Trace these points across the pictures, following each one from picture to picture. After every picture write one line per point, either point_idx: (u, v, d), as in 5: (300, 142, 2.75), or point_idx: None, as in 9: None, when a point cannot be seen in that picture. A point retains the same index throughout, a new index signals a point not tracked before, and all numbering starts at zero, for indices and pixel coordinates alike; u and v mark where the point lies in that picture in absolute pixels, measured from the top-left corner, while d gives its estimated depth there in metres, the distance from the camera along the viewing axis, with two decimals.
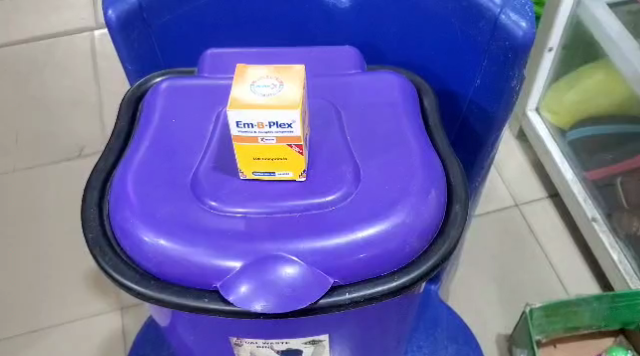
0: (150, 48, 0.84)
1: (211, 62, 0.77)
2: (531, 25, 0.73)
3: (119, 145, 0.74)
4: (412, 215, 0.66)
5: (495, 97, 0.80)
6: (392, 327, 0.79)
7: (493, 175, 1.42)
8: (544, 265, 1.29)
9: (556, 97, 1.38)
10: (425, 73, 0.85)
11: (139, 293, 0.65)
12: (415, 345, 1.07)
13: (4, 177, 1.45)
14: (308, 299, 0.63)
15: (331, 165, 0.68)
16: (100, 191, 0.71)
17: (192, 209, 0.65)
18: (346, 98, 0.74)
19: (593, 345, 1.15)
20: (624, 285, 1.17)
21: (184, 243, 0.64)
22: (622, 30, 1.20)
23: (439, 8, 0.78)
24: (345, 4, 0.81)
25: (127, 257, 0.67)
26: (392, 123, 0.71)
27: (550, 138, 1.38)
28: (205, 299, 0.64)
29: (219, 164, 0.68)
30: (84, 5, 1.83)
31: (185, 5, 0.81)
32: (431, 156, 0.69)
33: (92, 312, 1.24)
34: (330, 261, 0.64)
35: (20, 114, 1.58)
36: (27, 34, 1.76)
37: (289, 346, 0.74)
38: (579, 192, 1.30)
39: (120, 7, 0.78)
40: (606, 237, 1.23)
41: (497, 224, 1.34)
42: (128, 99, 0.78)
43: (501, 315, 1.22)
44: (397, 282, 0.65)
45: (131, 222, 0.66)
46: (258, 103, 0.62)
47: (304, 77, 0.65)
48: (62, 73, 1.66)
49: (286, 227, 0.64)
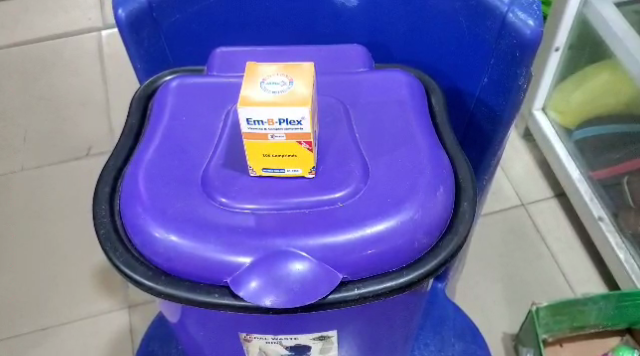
0: (160, 48, 0.84)
1: (220, 60, 0.78)
2: (539, 23, 0.73)
3: (129, 142, 0.74)
4: (420, 213, 0.66)
5: (502, 95, 0.80)
6: (399, 324, 0.79)
7: (499, 175, 1.42)
8: (550, 264, 1.28)
9: (563, 97, 1.38)
10: (433, 71, 0.85)
11: (149, 288, 0.66)
12: (421, 343, 1.07)
13: (11, 176, 1.46)
14: (316, 295, 0.63)
15: (340, 163, 0.68)
16: (111, 188, 0.71)
17: (203, 206, 0.66)
18: (354, 96, 0.74)
19: (600, 344, 1.15)
20: (631, 285, 1.17)
21: (194, 240, 0.64)
22: (628, 29, 1.21)
23: (448, 7, 0.78)
24: (354, 4, 0.81)
25: (137, 254, 0.67)
26: (401, 121, 0.71)
27: (557, 139, 1.38)
28: (215, 294, 0.65)
29: (228, 161, 0.68)
30: (90, 6, 1.83)
31: (194, 4, 0.81)
32: (439, 154, 0.70)
33: (98, 311, 1.25)
34: (339, 257, 0.64)
35: (27, 114, 1.59)
36: (35, 35, 1.77)
37: (297, 342, 0.74)
38: (586, 192, 1.29)
39: (130, 5, 0.79)
40: (613, 237, 1.22)
41: (503, 224, 1.34)
42: (138, 97, 0.78)
43: (506, 315, 1.22)
44: (405, 278, 0.65)
45: (142, 219, 0.66)
46: (269, 101, 0.62)
47: (314, 75, 0.65)
48: (69, 74, 1.67)
49: (295, 223, 0.64)
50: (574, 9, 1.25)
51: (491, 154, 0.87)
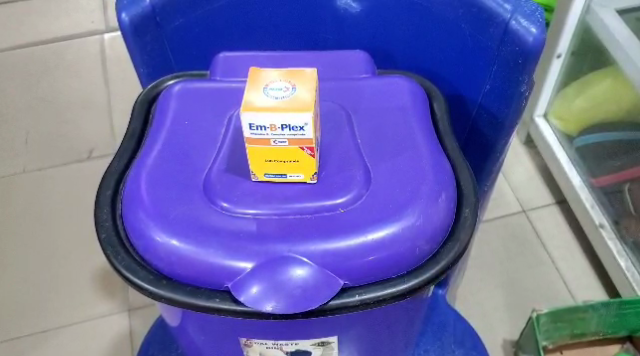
0: (162, 52, 0.84)
1: (223, 66, 0.78)
2: (541, 31, 0.73)
3: (132, 146, 0.74)
4: (422, 218, 0.66)
5: (504, 102, 0.80)
6: (400, 331, 0.79)
7: (500, 181, 1.42)
8: (550, 270, 1.28)
9: (564, 104, 1.38)
10: (435, 77, 0.85)
11: (150, 293, 0.66)
12: (421, 348, 1.07)
13: (13, 177, 1.46)
14: (318, 300, 0.63)
15: (342, 168, 0.68)
16: (113, 192, 0.71)
17: (205, 211, 0.66)
18: (357, 102, 0.74)
19: (600, 351, 1.15)
20: (631, 292, 1.17)
21: (195, 245, 0.64)
22: (628, 33, 1.21)
23: (450, 13, 0.78)
24: (356, 9, 0.82)
25: (139, 258, 0.67)
26: (403, 127, 0.71)
27: (557, 145, 1.38)
28: (217, 299, 0.64)
29: (231, 165, 0.69)
30: (94, 8, 1.84)
31: (198, 9, 0.82)
32: (442, 160, 0.70)
33: (98, 314, 1.25)
34: (340, 263, 0.64)
35: (30, 116, 1.59)
36: (38, 36, 1.77)
37: (298, 347, 0.74)
38: (586, 199, 1.29)
39: (133, 10, 0.79)
40: (613, 244, 1.22)
41: (504, 230, 1.34)
42: (141, 101, 0.78)
43: (507, 321, 1.22)
44: (407, 284, 0.65)
45: (144, 223, 0.66)
46: (272, 106, 0.63)
47: (316, 80, 0.65)
48: (72, 75, 1.67)
49: (297, 229, 0.64)
50: (576, 16, 1.26)
51: (492, 162, 0.87)
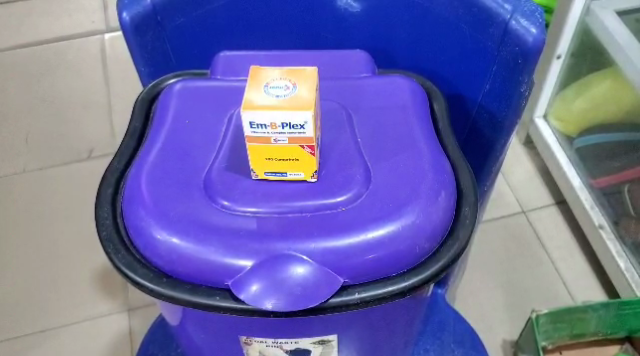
0: (163, 51, 0.84)
1: (224, 65, 0.78)
2: (541, 31, 0.73)
3: (132, 144, 0.74)
4: (421, 217, 0.66)
5: (504, 101, 0.80)
6: (399, 330, 0.79)
7: (500, 182, 1.42)
8: (550, 271, 1.28)
9: (564, 105, 1.38)
10: (436, 77, 0.85)
11: (150, 290, 0.66)
12: (421, 348, 1.07)
13: (14, 177, 1.46)
14: (317, 298, 0.63)
15: (342, 166, 0.68)
16: (114, 190, 0.71)
17: (205, 209, 0.66)
18: (357, 101, 0.74)
19: (599, 352, 1.15)
20: (631, 292, 1.17)
21: (195, 243, 0.64)
22: (628, 35, 1.21)
23: (450, 13, 0.78)
24: (357, 9, 0.82)
25: (139, 256, 0.67)
26: (403, 126, 0.72)
27: (557, 146, 1.38)
28: (217, 297, 0.65)
29: (231, 164, 0.69)
30: (95, 8, 1.84)
31: (198, 8, 0.82)
32: (442, 159, 0.70)
33: (98, 313, 1.25)
34: (340, 261, 0.64)
35: (30, 115, 1.59)
36: (39, 36, 1.77)
37: (298, 346, 0.74)
38: (586, 200, 1.29)
39: (134, 9, 0.79)
40: (613, 245, 1.22)
41: (504, 230, 1.34)
42: (142, 100, 0.78)
43: (506, 321, 1.22)
44: (406, 283, 0.65)
45: (144, 221, 0.66)
46: (272, 105, 0.63)
47: (317, 79, 0.65)
48: (73, 75, 1.67)
49: (297, 227, 0.65)
50: (576, 17, 1.26)
51: (492, 162, 0.87)
